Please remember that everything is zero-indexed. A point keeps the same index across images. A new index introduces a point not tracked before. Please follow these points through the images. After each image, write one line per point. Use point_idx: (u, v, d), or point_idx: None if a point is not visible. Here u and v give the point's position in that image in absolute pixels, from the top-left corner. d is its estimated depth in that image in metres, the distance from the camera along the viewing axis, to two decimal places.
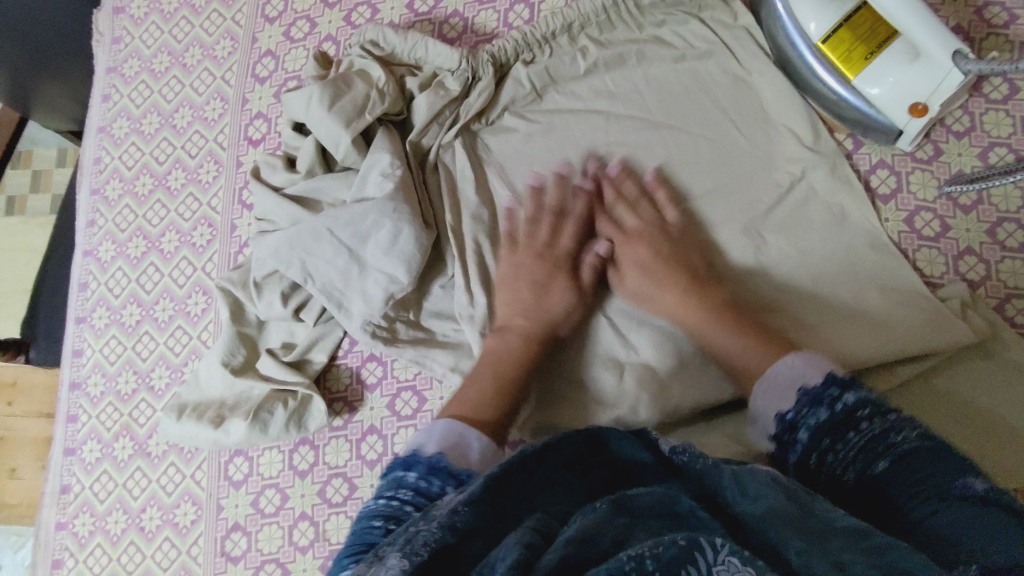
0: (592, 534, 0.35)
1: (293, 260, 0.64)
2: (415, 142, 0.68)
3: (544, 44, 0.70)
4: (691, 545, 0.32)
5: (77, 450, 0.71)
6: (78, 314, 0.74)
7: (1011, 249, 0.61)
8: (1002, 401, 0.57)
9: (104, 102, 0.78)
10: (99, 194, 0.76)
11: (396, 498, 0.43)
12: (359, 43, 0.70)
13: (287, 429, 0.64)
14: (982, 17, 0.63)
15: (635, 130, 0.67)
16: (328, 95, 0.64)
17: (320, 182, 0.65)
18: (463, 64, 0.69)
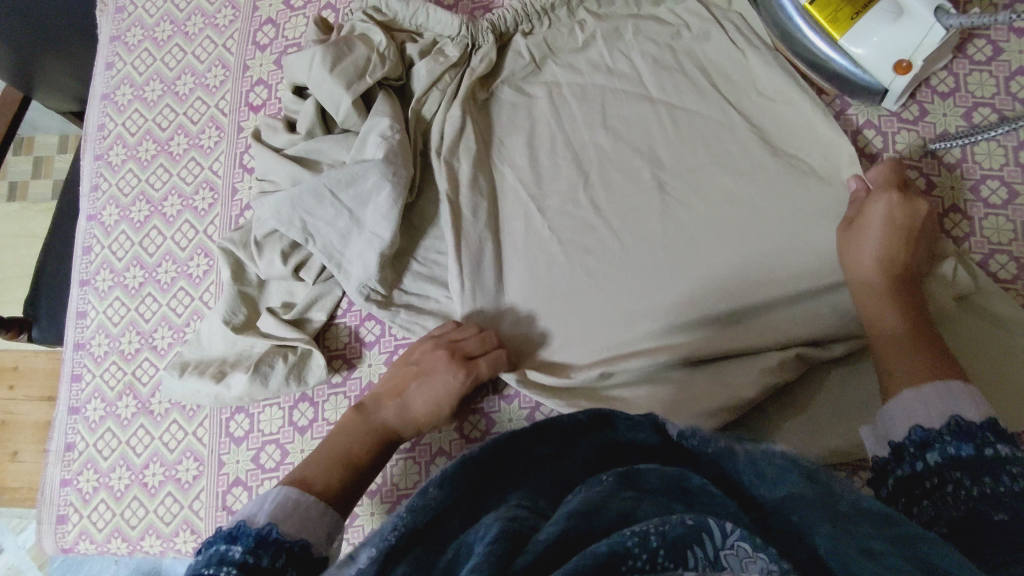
0: (596, 507, 0.33)
1: (294, 221, 0.64)
2: (417, 110, 0.69)
3: (543, 14, 0.72)
4: (698, 526, 0.31)
5: (81, 409, 0.72)
6: (83, 277, 0.75)
7: (995, 206, 0.63)
8: (983, 354, 0.58)
9: (108, 70, 0.80)
10: (102, 160, 0.77)
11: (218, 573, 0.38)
12: (362, 10, 0.72)
13: (287, 383, 0.66)
14: None
15: (631, 105, 0.68)
16: (330, 56, 0.65)
17: (320, 144, 0.66)
18: (463, 30, 0.71)
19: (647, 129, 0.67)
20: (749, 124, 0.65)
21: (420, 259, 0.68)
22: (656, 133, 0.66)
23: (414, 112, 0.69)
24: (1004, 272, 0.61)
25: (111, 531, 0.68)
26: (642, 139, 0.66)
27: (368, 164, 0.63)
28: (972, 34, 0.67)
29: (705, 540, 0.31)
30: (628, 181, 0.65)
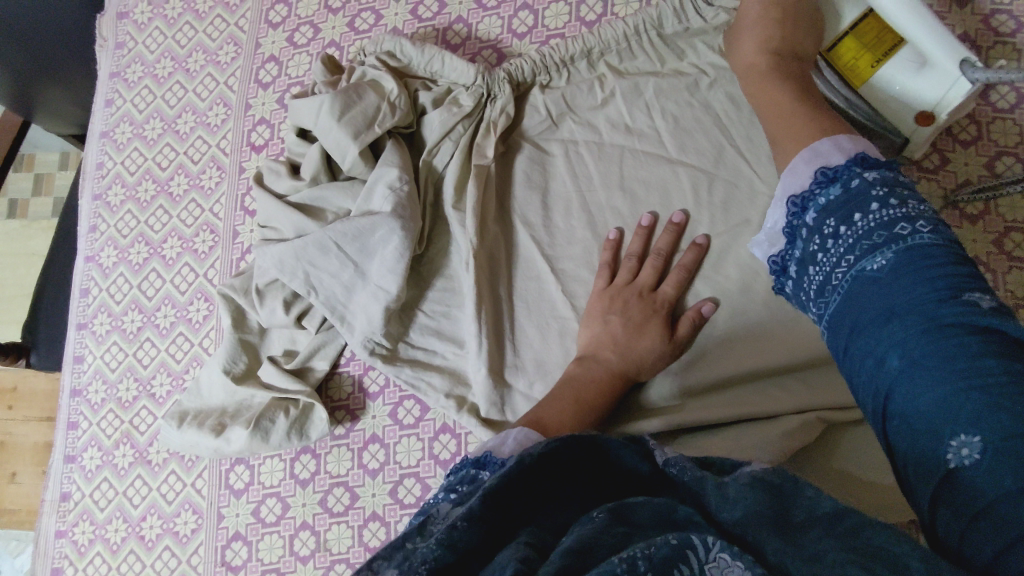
0: (589, 543, 0.29)
1: (297, 272, 0.63)
2: (427, 163, 0.68)
3: (562, 67, 0.69)
4: (683, 544, 0.28)
5: (78, 457, 0.70)
6: (80, 320, 0.74)
7: (1019, 259, 0.60)
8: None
9: (108, 107, 0.78)
10: (101, 199, 0.76)
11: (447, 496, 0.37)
12: (375, 54, 0.70)
13: (288, 437, 0.64)
14: (989, 26, 0.63)
15: (649, 165, 0.65)
16: (337, 104, 0.63)
17: (324, 191, 0.65)
18: (479, 79, 0.69)
19: (659, 177, 0.65)
20: (772, 189, 0.61)
21: (425, 309, 0.67)
22: (674, 185, 0.64)
23: (424, 163, 0.67)
24: None
25: None
26: (659, 194, 0.64)
27: (376, 217, 0.62)
28: None
29: (691, 559, 0.28)
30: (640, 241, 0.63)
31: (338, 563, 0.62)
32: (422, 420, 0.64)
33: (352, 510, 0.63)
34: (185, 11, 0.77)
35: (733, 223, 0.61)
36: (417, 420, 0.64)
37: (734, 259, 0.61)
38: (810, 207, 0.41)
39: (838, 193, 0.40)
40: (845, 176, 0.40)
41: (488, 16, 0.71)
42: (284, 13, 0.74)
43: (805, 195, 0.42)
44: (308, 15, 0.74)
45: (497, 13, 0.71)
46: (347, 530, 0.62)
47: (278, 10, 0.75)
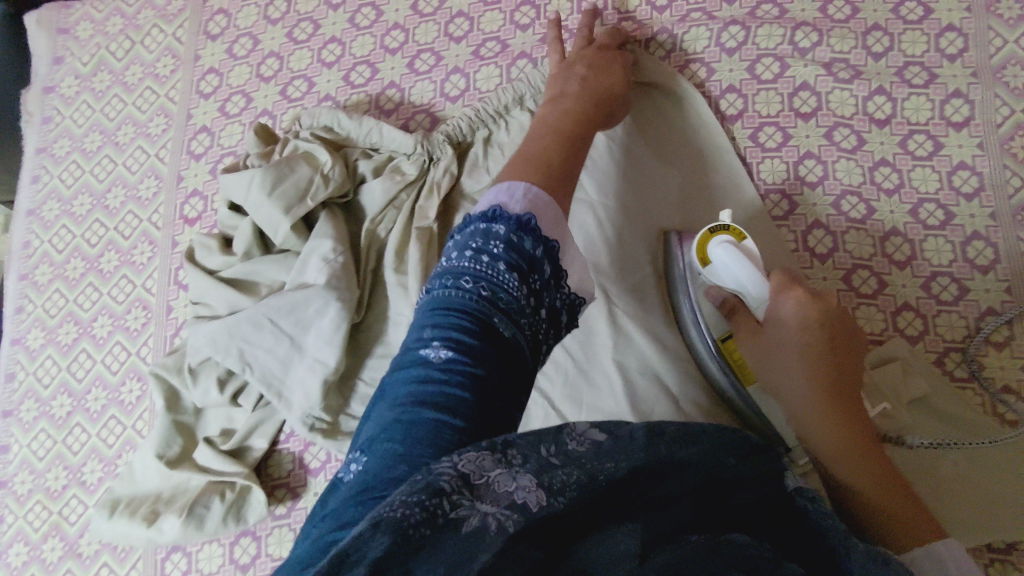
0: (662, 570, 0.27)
1: (231, 350, 0.62)
2: (371, 231, 0.66)
3: (498, 118, 0.68)
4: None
5: (3, 553, 0.67)
6: (5, 406, 0.70)
7: (946, 302, 0.64)
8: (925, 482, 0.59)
9: (34, 183, 0.76)
10: (27, 279, 0.73)
11: (461, 287, 0.38)
12: (312, 127, 0.69)
13: (225, 523, 0.62)
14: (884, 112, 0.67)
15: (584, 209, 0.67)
16: (267, 179, 0.63)
17: (258, 265, 0.64)
18: (419, 148, 0.68)
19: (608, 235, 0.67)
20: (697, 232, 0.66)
21: (363, 377, 0.65)
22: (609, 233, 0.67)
23: (367, 232, 0.66)
24: (960, 370, 0.62)
25: None
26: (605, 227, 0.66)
27: (312, 289, 0.61)
28: (911, 128, 0.68)
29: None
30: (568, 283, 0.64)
31: None
32: None
33: None
34: (113, 84, 0.76)
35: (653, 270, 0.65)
36: None
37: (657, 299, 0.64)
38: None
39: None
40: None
41: (420, 80, 0.72)
42: (215, 83, 0.74)
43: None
44: (240, 84, 0.73)
45: (429, 77, 0.72)
46: None
47: (209, 80, 0.74)
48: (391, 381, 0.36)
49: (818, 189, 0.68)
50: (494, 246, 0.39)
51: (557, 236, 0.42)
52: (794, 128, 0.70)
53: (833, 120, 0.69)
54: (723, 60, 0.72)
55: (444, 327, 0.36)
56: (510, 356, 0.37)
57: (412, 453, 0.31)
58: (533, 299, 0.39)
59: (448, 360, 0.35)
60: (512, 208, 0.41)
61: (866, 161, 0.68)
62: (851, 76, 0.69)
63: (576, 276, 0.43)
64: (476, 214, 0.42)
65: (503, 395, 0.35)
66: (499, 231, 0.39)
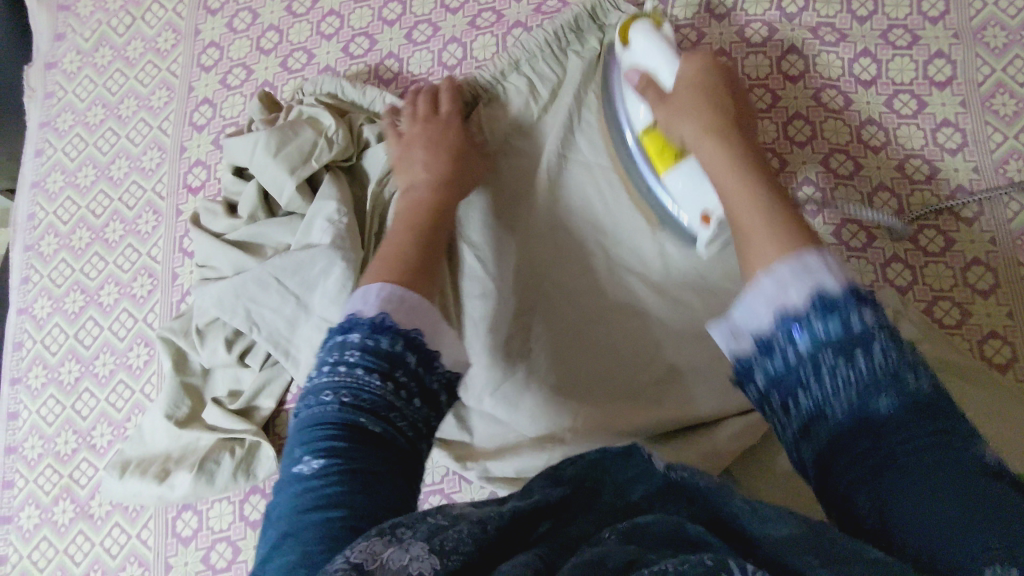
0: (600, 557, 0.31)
1: (238, 309, 0.63)
2: (376, 192, 0.66)
3: (497, 83, 0.69)
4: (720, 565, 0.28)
5: (14, 517, 0.68)
6: (14, 375, 0.71)
7: (933, 253, 0.66)
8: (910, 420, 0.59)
9: (37, 157, 0.77)
10: (34, 250, 0.74)
11: (326, 401, 0.40)
12: (314, 94, 0.71)
13: (235, 478, 0.63)
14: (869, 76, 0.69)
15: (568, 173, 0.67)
16: (272, 142, 0.64)
17: (264, 227, 0.65)
18: None
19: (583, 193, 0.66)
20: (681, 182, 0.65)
21: None
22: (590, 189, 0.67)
23: (373, 193, 0.66)
24: (949, 318, 0.65)
25: None
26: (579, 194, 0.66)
27: (318, 248, 0.62)
28: (896, 89, 0.70)
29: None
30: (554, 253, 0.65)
31: None
32: None
33: None
34: (115, 59, 0.78)
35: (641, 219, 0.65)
36: None
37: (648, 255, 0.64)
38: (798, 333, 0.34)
39: (837, 330, 0.33)
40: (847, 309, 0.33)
41: (419, 50, 0.73)
42: (216, 56, 0.75)
43: (798, 319, 0.34)
44: (240, 57, 0.75)
45: (426, 47, 0.73)
46: None
47: (210, 53, 0.75)
48: (276, 501, 0.38)
49: (807, 147, 0.70)
50: (351, 352, 0.41)
51: (416, 323, 0.44)
52: (783, 90, 0.72)
53: (820, 83, 0.71)
54: (713, 25, 0.74)
55: (316, 441, 0.39)
56: (384, 449, 0.39)
57: (308, 555, 0.34)
58: (405, 386, 0.41)
59: (323, 466, 0.37)
60: (366, 312, 0.43)
61: (853, 120, 0.70)
62: (837, 40, 0.71)
63: (450, 356, 0.45)
64: (337, 326, 0.44)
65: (388, 478, 0.38)
66: (354, 339, 0.42)
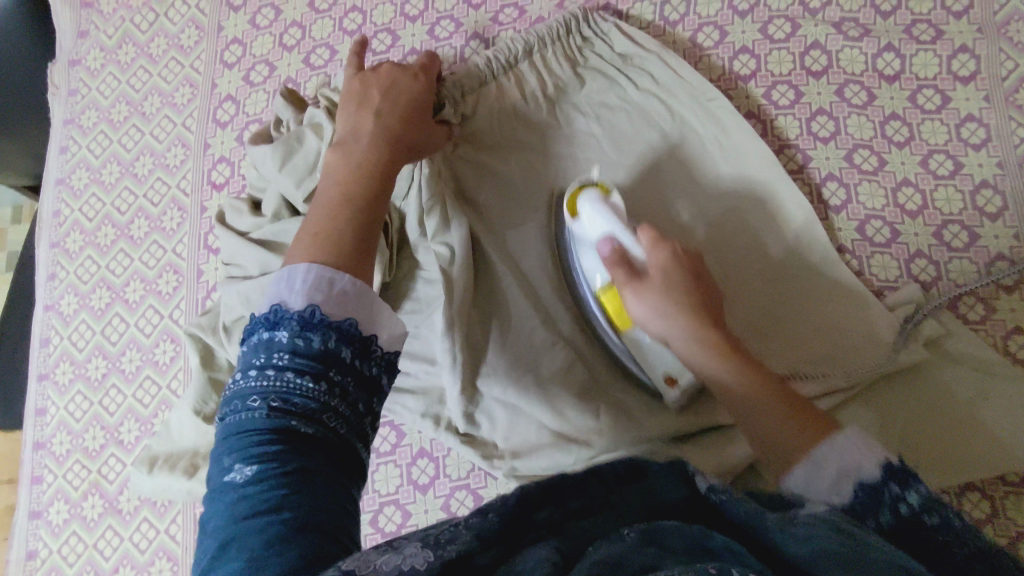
0: (618, 560, 0.32)
1: (265, 306, 0.63)
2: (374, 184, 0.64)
3: (501, 78, 0.71)
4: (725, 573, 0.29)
5: (43, 512, 0.68)
6: (41, 370, 0.72)
7: (958, 249, 0.65)
8: (928, 419, 0.60)
9: (62, 154, 0.77)
10: (59, 247, 0.75)
11: (254, 407, 0.38)
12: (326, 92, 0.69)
13: None
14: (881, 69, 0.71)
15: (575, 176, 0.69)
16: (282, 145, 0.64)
17: (284, 225, 0.64)
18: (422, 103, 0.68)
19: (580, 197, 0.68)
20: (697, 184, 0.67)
21: None
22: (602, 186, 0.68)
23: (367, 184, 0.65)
24: (973, 314, 0.63)
25: None
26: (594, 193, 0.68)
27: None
28: (920, 84, 0.70)
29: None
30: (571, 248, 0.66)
31: None
32: (399, 446, 0.66)
33: None
34: (138, 56, 0.78)
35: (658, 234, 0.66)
36: (394, 446, 0.66)
37: None
38: (825, 458, 0.34)
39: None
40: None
41: (441, 47, 0.73)
42: (238, 53, 0.76)
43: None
44: (263, 54, 0.75)
45: (449, 43, 0.73)
46: None
47: (233, 50, 0.76)
48: (211, 512, 0.37)
49: (831, 143, 0.70)
50: (279, 356, 0.40)
51: (351, 310, 0.42)
52: (807, 86, 0.71)
53: (843, 78, 0.71)
54: (735, 22, 0.74)
55: (246, 448, 0.37)
56: (320, 447, 0.38)
57: (254, 559, 0.33)
58: (339, 384, 0.40)
59: (257, 472, 0.36)
60: (291, 303, 0.41)
61: (877, 116, 0.70)
62: (861, 35, 0.71)
63: (387, 331, 0.44)
64: (261, 319, 0.42)
65: (327, 473, 0.37)
66: (283, 339, 0.40)
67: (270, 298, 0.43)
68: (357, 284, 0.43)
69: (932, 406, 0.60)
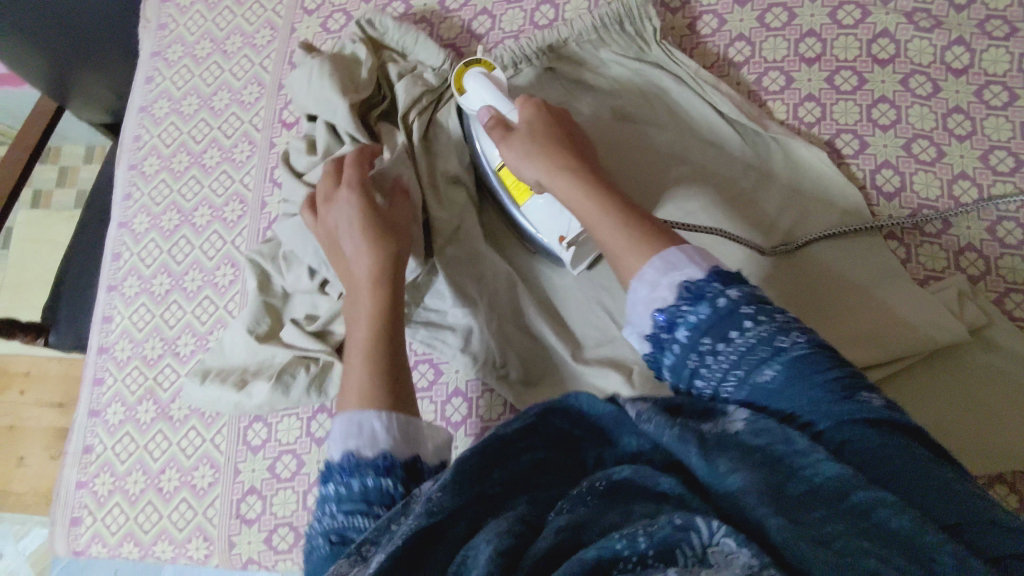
0: (583, 521, 0.36)
1: (308, 249, 0.66)
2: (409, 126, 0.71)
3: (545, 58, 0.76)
4: (685, 525, 0.32)
5: (101, 412, 0.73)
6: (111, 282, 0.77)
7: (1011, 245, 0.64)
8: (957, 403, 0.60)
9: (147, 83, 0.82)
10: (137, 169, 0.80)
11: (342, 518, 0.41)
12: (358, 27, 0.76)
13: (308, 394, 0.66)
14: (948, 61, 0.70)
15: (642, 148, 0.71)
16: (329, 69, 0.70)
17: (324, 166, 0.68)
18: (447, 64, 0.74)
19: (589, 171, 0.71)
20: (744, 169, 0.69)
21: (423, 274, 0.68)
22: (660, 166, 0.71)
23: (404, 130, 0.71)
24: (1020, 311, 0.63)
25: (123, 535, 0.69)
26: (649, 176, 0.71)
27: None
28: (988, 79, 0.69)
29: (693, 541, 0.32)
30: None
31: None
32: (436, 383, 0.68)
33: None
34: None
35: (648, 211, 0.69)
36: (432, 383, 0.68)
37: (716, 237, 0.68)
38: (680, 325, 0.41)
39: (705, 313, 0.41)
40: (711, 292, 0.41)
41: (513, 8, 0.78)
42: (319, 1, 0.79)
43: (672, 311, 0.42)
44: (341, 3, 0.79)
45: (520, 6, 0.78)
46: None
47: None
48: None
49: (890, 131, 0.70)
50: (330, 507, 0.41)
51: (412, 443, 0.43)
52: (870, 73, 0.71)
53: (909, 68, 0.71)
54: (805, 5, 0.74)
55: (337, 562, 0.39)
56: None
57: None
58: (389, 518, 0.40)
59: None
60: (371, 445, 0.43)
61: (940, 108, 0.69)
62: (932, 26, 0.71)
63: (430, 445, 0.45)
64: (340, 429, 0.44)
65: None
66: (330, 491, 0.42)
67: (339, 431, 0.44)
68: (392, 416, 0.44)
69: (965, 393, 0.60)
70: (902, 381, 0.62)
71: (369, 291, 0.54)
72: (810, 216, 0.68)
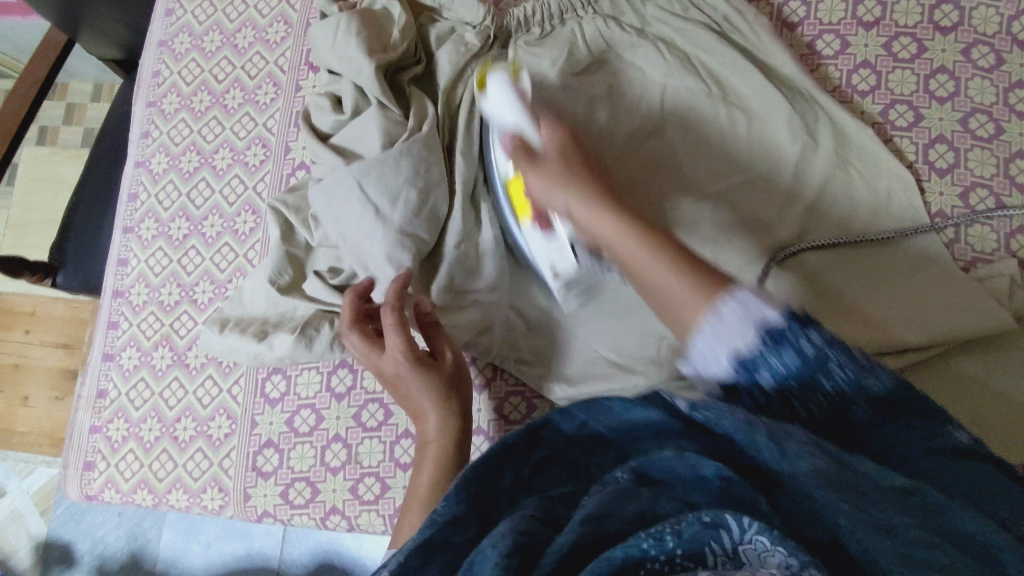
0: (611, 508, 0.32)
1: (331, 218, 0.62)
2: (449, 93, 0.69)
3: (588, 5, 0.73)
4: (715, 522, 0.31)
5: (116, 356, 0.71)
6: (127, 224, 0.75)
7: None
8: (995, 397, 0.58)
9: (167, 17, 0.78)
10: (154, 107, 0.76)
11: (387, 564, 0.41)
12: None
13: (331, 348, 0.64)
14: (1013, 31, 0.67)
15: (685, 104, 0.68)
16: (357, 22, 0.65)
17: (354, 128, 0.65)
18: (486, 19, 0.71)
19: (620, 127, 0.68)
20: (791, 132, 0.65)
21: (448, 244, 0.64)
22: (700, 124, 0.67)
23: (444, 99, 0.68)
24: None
25: (137, 482, 0.68)
26: (690, 138, 0.67)
27: (402, 154, 0.62)
28: None
29: (724, 538, 0.30)
30: (664, 185, 0.66)
31: (369, 474, 0.63)
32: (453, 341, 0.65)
33: (385, 425, 0.64)
34: None
35: (673, 174, 0.66)
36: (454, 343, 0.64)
37: (753, 199, 0.65)
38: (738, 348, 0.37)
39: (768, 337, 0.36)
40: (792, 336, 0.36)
41: None
42: None
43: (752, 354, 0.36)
44: None
45: None
46: (379, 444, 0.64)
47: None
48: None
49: (947, 104, 0.66)
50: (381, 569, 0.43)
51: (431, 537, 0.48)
52: (931, 41, 0.68)
53: (973, 38, 0.67)
54: None
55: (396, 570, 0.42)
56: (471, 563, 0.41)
57: None
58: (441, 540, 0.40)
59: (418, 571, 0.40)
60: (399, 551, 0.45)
61: (1002, 81, 0.66)
62: None
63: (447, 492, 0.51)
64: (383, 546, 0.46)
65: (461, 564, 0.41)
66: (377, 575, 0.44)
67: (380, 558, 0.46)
68: None
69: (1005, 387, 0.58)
70: (940, 366, 0.60)
71: (439, 417, 0.53)
72: (851, 185, 0.64)
